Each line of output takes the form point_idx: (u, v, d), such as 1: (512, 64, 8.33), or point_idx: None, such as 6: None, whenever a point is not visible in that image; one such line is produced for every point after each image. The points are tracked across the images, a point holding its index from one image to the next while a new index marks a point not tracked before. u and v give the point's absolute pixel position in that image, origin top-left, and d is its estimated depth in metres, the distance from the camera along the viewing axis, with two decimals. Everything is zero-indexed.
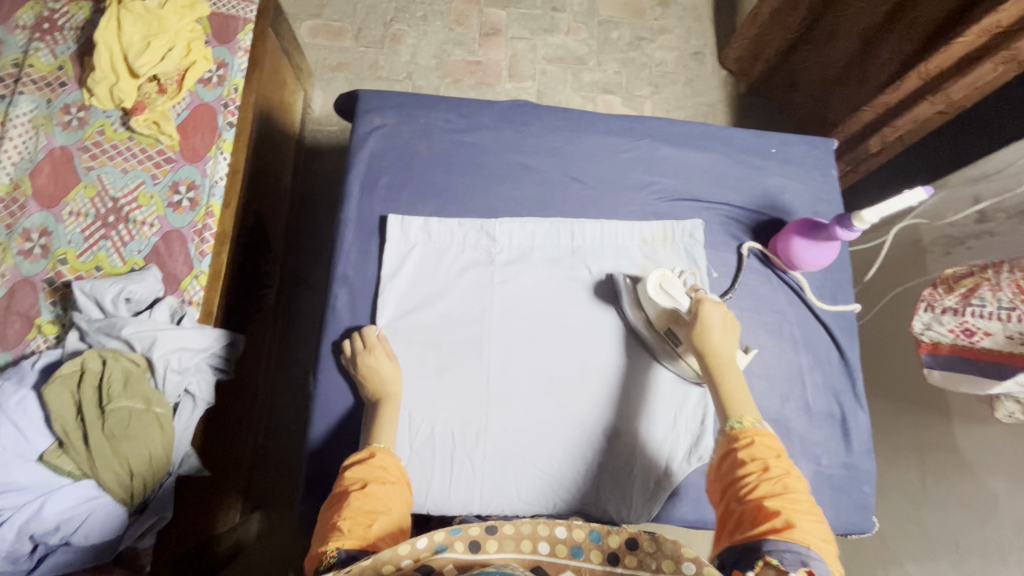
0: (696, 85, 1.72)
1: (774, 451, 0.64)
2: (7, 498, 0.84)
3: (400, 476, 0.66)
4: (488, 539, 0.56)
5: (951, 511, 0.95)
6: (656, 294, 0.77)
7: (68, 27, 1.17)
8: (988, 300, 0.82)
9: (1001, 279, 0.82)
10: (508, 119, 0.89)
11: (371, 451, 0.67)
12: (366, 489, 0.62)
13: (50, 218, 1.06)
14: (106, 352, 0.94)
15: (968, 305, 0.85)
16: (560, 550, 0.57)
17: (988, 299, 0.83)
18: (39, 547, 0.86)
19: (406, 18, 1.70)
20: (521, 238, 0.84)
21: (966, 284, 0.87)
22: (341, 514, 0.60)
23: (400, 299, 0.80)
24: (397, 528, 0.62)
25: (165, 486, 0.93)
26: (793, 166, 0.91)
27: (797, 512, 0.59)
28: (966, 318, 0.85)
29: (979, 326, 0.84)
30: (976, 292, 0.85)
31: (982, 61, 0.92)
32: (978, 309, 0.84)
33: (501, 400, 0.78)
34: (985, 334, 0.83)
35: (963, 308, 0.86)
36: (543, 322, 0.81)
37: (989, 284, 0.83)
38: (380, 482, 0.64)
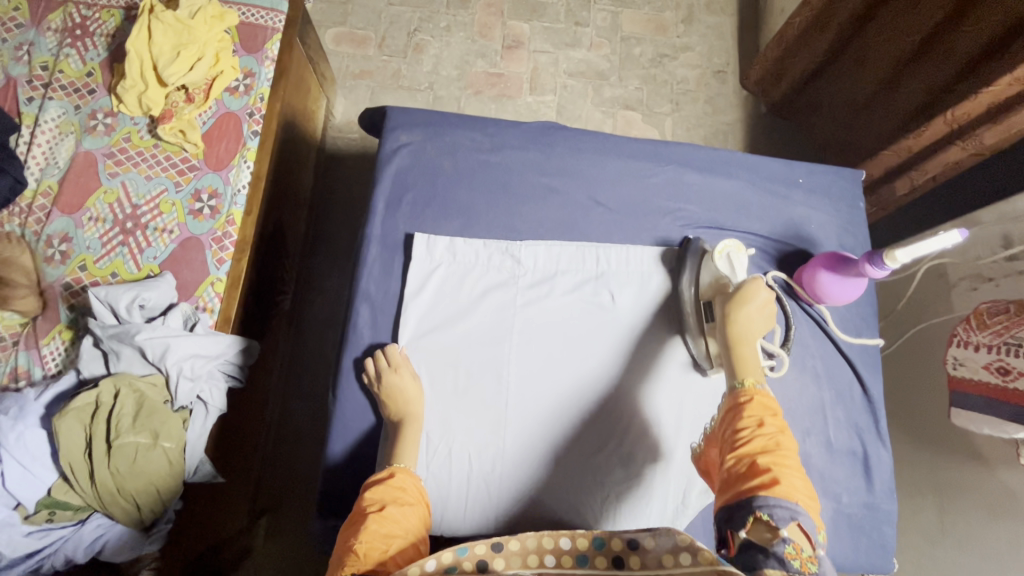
0: (716, 103, 1.72)
1: (772, 411, 0.62)
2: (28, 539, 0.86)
3: (418, 498, 0.66)
4: (495, 558, 0.56)
5: (970, 554, 0.93)
6: (720, 253, 0.80)
7: (99, 33, 1.19)
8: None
9: None
10: (534, 140, 0.89)
11: (390, 471, 0.67)
12: (383, 511, 0.62)
13: (71, 224, 1.08)
14: (120, 382, 0.92)
15: (1005, 342, 0.85)
16: (566, 561, 0.57)
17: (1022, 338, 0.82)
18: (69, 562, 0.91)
19: (430, 28, 1.71)
20: (546, 261, 0.84)
21: (1000, 322, 0.87)
22: (358, 537, 0.58)
23: (422, 318, 0.80)
24: (413, 547, 0.60)
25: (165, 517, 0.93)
26: (820, 196, 0.90)
27: (788, 468, 0.57)
28: (1001, 355, 0.85)
29: (1015, 365, 0.82)
30: (1012, 331, 0.84)
31: (1014, 112, 0.91)
32: (1012, 348, 0.83)
33: (520, 423, 0.78)
34: (1019, 374, 0.81)
35: (999, 345, 0.86)
36: (563, 347, 0.81)
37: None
38: (397, 504, 0.63)
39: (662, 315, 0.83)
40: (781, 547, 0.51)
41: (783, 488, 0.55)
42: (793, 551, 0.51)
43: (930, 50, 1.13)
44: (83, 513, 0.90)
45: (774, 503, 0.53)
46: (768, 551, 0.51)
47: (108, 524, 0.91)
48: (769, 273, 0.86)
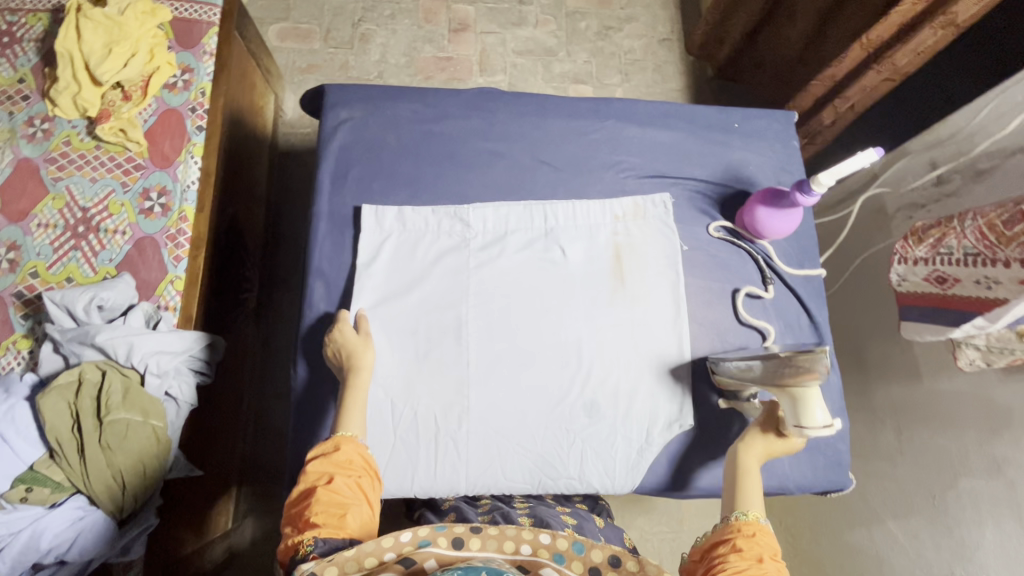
0: (664, 71, 1.75)
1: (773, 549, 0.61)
2: None
3: (366, 468, 0.66)
4: (471, 538, 0.57)
5: (926, 467, 0.99)
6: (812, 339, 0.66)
7: (27, 39, 1.17)
8: (954, 248, 0.85)
9: (965, 226, 0.84)
10: (475, 106, 0.90)
11: (335, 443, 0.66)
12: (331, 484, 0.63)
13: (18, 232, 1.07)
14: (98, 363, 0.94)
15: (938, 254, 0.88)
16: (543, 554, 0.58)
17: (954, 246, 0.85)
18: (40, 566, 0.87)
19: (374, 17, 1.70)
20: (496, 222, 0.85)
21: (934, 234, 0.89)
22: (310, 512, 0.60)
23: (378, 286, 0.81)
24: (368, 512, 0.63)
25: (152, 504, 0.93)
26: (756, 139, 0.94)
27: None
28: (937, 266, 0.88)
29: (949, 273, 0.86)
30: (943, 242, 0.87)
31: (921, 29, 0.95)
32: (946, 258, 0.86)
33: (483, 382, 0.79)
34: (954, 281, 0.85)
35: (934, 257, 0.88)
36: (521, 304, 0.82)
37: (955, 233, 0.85)
38: (346, 476, 0.64)
39: (612, 263, 0.85)
40: None
41: None
42: None
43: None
44: (60, 495, 0.88)
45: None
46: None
47: (88, 505, 0.89)
48: (715, 221, 0.89)
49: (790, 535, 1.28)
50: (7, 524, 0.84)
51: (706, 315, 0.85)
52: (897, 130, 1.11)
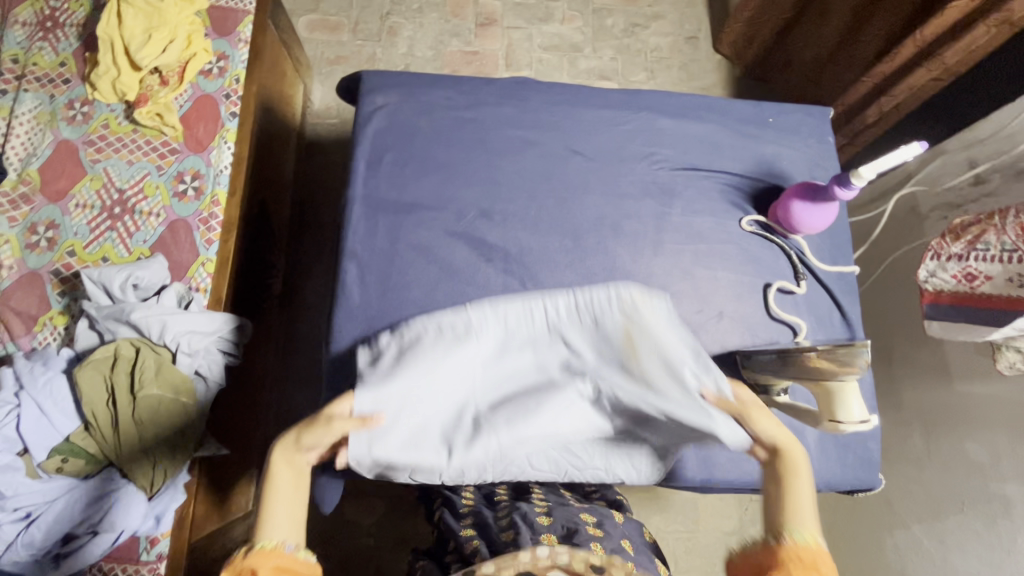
0: (690, 69, 1.74)
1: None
2: (23, 497, 0.86)
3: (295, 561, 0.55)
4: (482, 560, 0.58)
5: (955, 471, 0.97)
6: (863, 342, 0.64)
7: (69, 24, 1.20)
8: (992, 244, 0.85)
9: (1006, 223, 0.84)
10: (508, 95, 0.91)
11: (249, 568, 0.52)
12: None
13: (57, 211, 1.10)
14: (133, 339, 0.96)
15: (974, 251, 0.88)
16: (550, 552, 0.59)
17: (992, 243, 0.85)
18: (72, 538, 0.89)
19: (402, 11, 1.71)
20: (498, 324, 0.75)
21: (973, 231, 0.89)
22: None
23: (379, 398, 0.68)
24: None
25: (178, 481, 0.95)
26: (790, 133, 0.93)
27: None
28: (970, 263, 0.88)
29: (980, 270, 0.86)
30: (982, 238, 0.87)
31: (974, 27, 0.92)
32: (982, 254, 0.86)
33: (512, 455, 0.71)
34: (985, 279, 0.85)
35: (969, 253, 0.89)
36: (535, 395, 0.71)
37: (994, 230, 0.85)
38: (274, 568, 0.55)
39: (623, 344, 0.69)
40: None
41: None
42: None
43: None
44: (94, 467, 0.91)
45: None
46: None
47: (120, 478, 0.92)
48: (747, 214, 0.88)
49: None
50: (44, 492, 0.88)
51: (737, 309, 0.85)
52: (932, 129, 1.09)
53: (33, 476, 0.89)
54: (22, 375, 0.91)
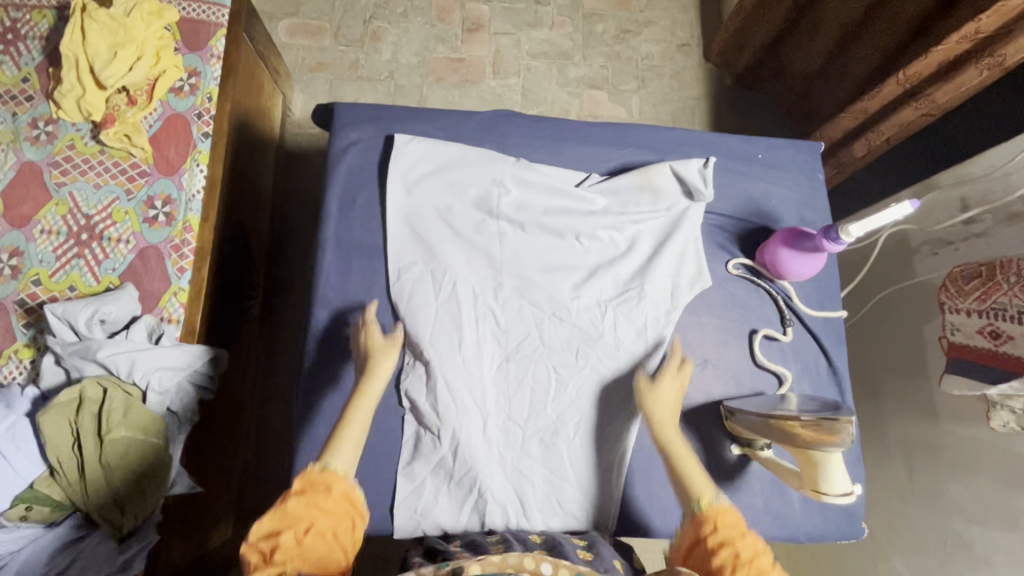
0: (682, 78, 1.70)
1: (737, 528, 0.62)
2: None
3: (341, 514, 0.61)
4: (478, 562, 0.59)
5: (936, 510, 0.97)
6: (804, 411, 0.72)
7: (32, 37, 1.15)
8: (1007, 304, 0.84)
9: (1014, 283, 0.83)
10: (489, 129, 0.93)
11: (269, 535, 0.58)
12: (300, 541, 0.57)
13: (21, 237, 1.06)
14: (101, 377, 0.93)
15: (991, 310, 0.87)
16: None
17: (1006, 304, 0.84)
18: None
19: (386, 15, 1.66)
20: (481, 237, 0.88)
21: (981, 287, 0.89)
22: (275, 555, 0.56)
23: (409, 308, 0.84)
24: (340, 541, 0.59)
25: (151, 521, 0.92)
26: (780, 172, 0.95)
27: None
28: (992, 321, 0.86)
29: (1005, 330, 0.84)
30: (994, 298, 0.86)
31: (968, 67, 0.90)
32: (1001, 313, 0.85)
33: (518, 237, 0.89)
34: (1009, 338, 0.83)
35: (986, 311, 0.88)
36: (535, 252, 0.88)
37: (1003, 290, 0.85)
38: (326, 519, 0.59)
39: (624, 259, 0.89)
40: None
41: None
42: None
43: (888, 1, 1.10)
44: (60, 513, 0.89)
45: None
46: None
47: (86, 526, 0.90)
48: (734, 258, 0.91)
49: (790, 560, 1.28)
50: (8, 542, 0.85)
51: (722, 355, 0.88)
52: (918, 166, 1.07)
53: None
54: None
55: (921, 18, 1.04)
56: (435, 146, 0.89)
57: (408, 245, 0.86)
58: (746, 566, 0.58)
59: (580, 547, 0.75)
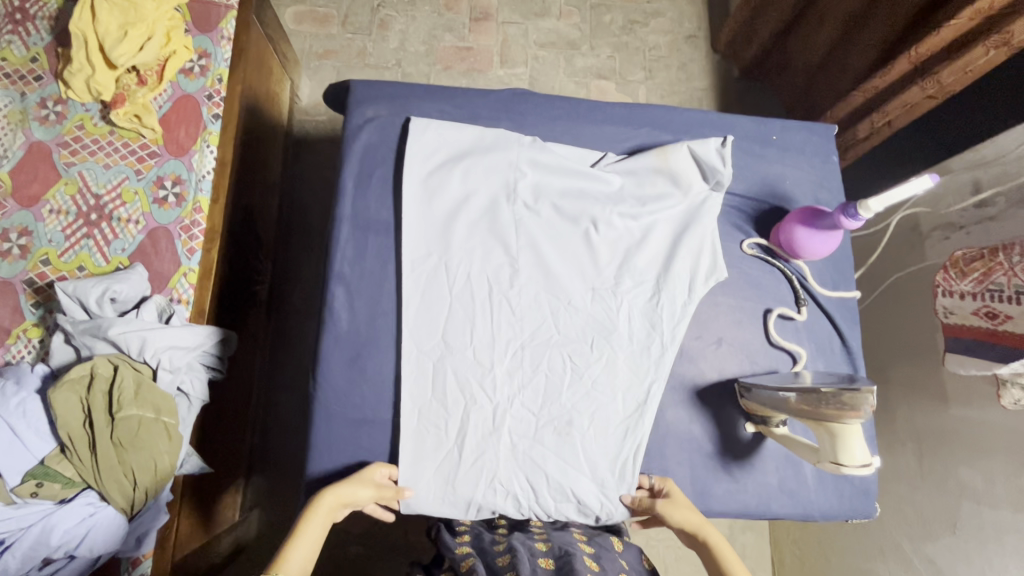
0: (690, 69, 1.70)
1: None
2: None
3: None
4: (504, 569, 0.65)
5: (946, 493, 0.98)
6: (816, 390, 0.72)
7: (40, 17, 1.14)
8: (1005, 285, 0.81)
9: (1016, 262, 0.81)
10: (504, 109, 0.93)
11: None
12: None
13: (30, 217, 1.05)
14: (111, 356, 0.93)
15: (987, 290, 0.85)
16: None
17: (1004, 283, 0.82)
18: (48, 564, 0.86)
19: (394, 3, 1.65)
20: (494, 222, 0.88)
21: (980, 269, 0.87)
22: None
23: (421, 291, 0.84)
24: None
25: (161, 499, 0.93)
26: (794, 153, 0.95)
27: None
28: (987, 301, 0.84)
29: (1002, 310, 0.82)
30: (992, 278, 0.84)
31: (975, 45, 0.90)
32: (998, 294, 0.83)
33: (530, 223, 0.88)
34: (1006, 318, 0.81)
35: (982, 292, 0.86)
36: (549, 239, 0.88)
37: (1005, 270, 0.82)
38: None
39: (641, 246, 0.89)
40: None
41: None
42: None
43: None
44: (71, 490, 0.88)
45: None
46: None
47: (99, 502, 0.88)
48: (748, 237, 0.92)
49: (798, 547, 1.28)
50: (19, 518, 0.83)
51: (735, 335, 0.88)
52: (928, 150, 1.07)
53: (6, 502, 0.84)
54: None
55: (920, 13, 1.06)
56: (450, 130, 0.89)
57: (420, 227, 0.86)
58: None
59: (588, 556, 0.72)
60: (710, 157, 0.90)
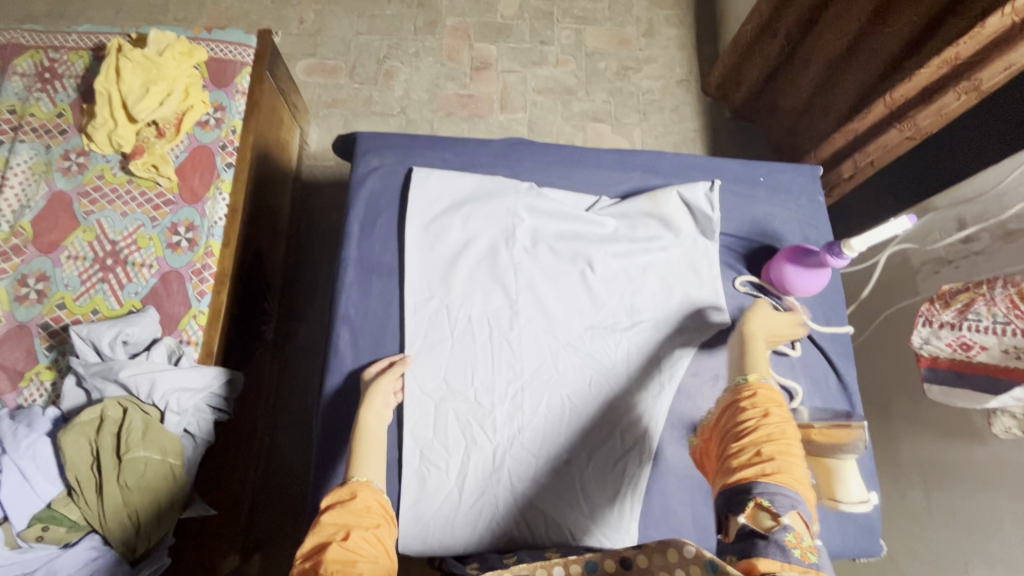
0: (682, 111, 1.77)
1: (778, 404, 0.64)
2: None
3: (383, 516, 0.62)
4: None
5: (954, 530, 0.96)
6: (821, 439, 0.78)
7: (68, 75, 1.22)
8: (983, 315, 0.83)
9: (995, 293, 0.82)
10: (502, 156, 0.98)
11: (352, 490, 0.63)
12: (348, 539, 0.57)
13: (48, 263, 1.09)
14: (121, 399, 0.95)
15: (965, 320, 0.85)
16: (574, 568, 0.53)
17: (982, 313, 0.83)
18: None
19: (399, 55, 1.74)
20: (493, 264, 0.91)
21: (962, 299, 0.87)
22: (320, 566, 0.54)
23: (423, 333, 0.87)
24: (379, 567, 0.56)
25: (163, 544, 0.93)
26: (781, 193, 0.99)
27: (791, 460, 0.59)
28: (963, 332, 0.85)
29: (975, 340, 0.84)
30: (972, 307, 0.85)
31: (945, 91, 0.96)
32: (974, 324, 0.84)
33: (528, 264, 0.92)
34: (980, 349, 0.84)
35: (960, 323, 0.86)
36: (546, 281, 0.91)
37: (983, 300, 0.83)
38: (362, 527, 0.59)
39: (635, 286, 0.92)
40: (781, 533, 0.54)
41: (783, 477, 0.58)
42: (793, 540, 0.54)
43: (867, 36, 1.16)
44: (75, 534, 0.89)
45: (775, 491, 0.56)
46: (767, 537, 0.54)
47: (101, 546, 0.89)
48: (740, 275, 0.94)
49: None
50: (24, 563, 0.85)
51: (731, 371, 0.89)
52: (911, 189, 1.11)
53: (11, 546, 0.86)
54: (5, 439, 0.91)
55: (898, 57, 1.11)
56: (450, 178, 0.94)
57: (422, 271, 0.89)
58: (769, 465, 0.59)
59: None
60: (700, 202, 0.94)
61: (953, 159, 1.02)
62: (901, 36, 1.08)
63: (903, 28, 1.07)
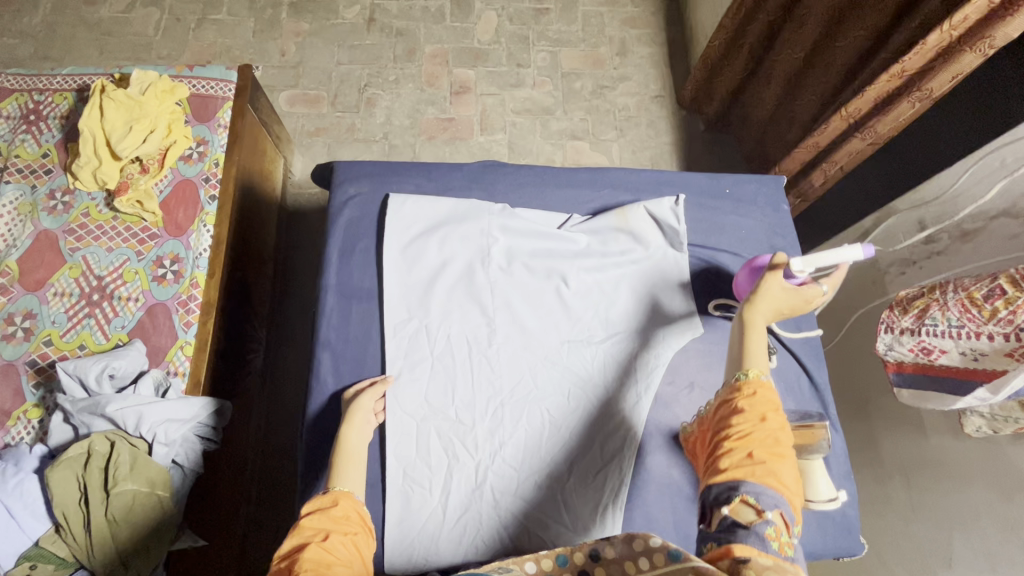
0: (658, 126, 1.82)
1: (772, 404, 0.64)
2: None
3: (362, 525, 0.63)
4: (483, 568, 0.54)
5: (936, 525, 0.98)
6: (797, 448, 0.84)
7: (53, 116, 1.24)
8: (939, 320, 0.85)
9: (948, 298, 0.84)
10: (476, 179, 1.01)
11: (333, 499, 0.64)
12: (326, 540, 0.59)
13: (35, 301, 1.11)
14: (108, 433, 0.95)
15: (923, 325, 0.87)
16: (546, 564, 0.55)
17: (938, 319, 0.85)
18: None
19: (380, 83, 1.79)
20: (470, 284, 0.93)
21: (918, 304, 0.89)
22: (296, 564, 0.55)
23: (403, 354, 0.88)
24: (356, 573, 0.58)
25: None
26: (747, 204, 1.02)
27: (780, 460, 0.60)
28: (923, 338, 0.87)
29: (935, 345, 0.87)
30: (928, 313, 0.87)
31: (899, 102, 1.00)
32: (932, 329, 0.86)
33: (504, 282, 0.94)
34: (941, 352, 0.87)
35: (920, 328, 0.88)
36: (522, 297, 0.94)
37: (937, 304, 0.85)
38: (342, 532, 0.60)
39: (609, 299, 0.95)
40: (762, 529, 0.55)
41: (767, 476, 0.58)
42: (773, 533, 0.55)
43: (824, 50, 1.21)
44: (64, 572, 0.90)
45: (760, 490, 0.57)
46: (749, 528, 0.55)
47: None
48: (711, 285, 0.97)
49: None
50: None
51: (707, 378, 0.91)
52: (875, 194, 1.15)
53: None
54: None
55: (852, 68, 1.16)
56: (426, 203, 0.97)
57: (401, 294, 0.92)
58: (755, 466, 0.59)
59: None
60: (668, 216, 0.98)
61: (912, 163, 1.07)
62: (854, 49, 1.13)
63: (854, 42, 1.12)
